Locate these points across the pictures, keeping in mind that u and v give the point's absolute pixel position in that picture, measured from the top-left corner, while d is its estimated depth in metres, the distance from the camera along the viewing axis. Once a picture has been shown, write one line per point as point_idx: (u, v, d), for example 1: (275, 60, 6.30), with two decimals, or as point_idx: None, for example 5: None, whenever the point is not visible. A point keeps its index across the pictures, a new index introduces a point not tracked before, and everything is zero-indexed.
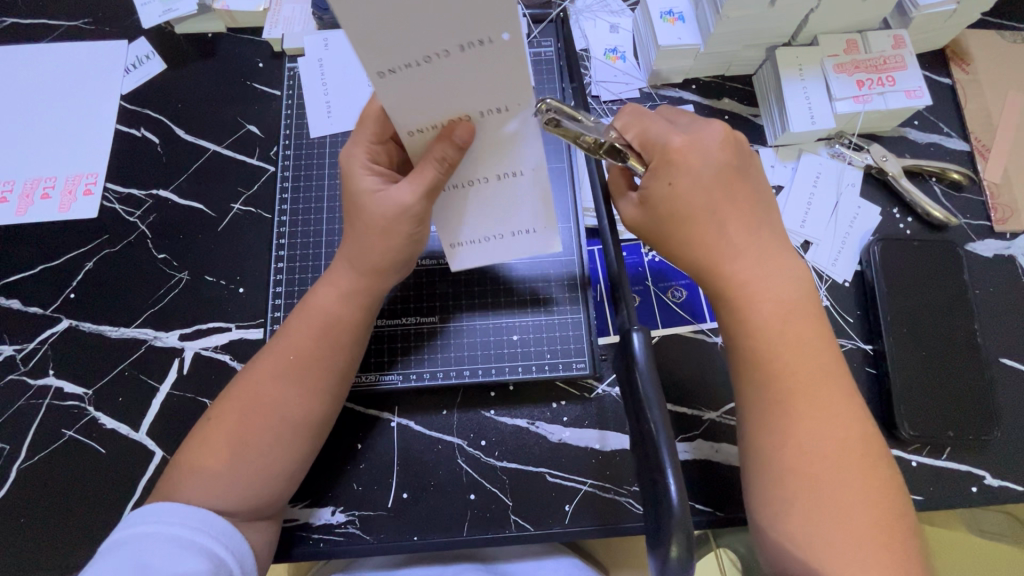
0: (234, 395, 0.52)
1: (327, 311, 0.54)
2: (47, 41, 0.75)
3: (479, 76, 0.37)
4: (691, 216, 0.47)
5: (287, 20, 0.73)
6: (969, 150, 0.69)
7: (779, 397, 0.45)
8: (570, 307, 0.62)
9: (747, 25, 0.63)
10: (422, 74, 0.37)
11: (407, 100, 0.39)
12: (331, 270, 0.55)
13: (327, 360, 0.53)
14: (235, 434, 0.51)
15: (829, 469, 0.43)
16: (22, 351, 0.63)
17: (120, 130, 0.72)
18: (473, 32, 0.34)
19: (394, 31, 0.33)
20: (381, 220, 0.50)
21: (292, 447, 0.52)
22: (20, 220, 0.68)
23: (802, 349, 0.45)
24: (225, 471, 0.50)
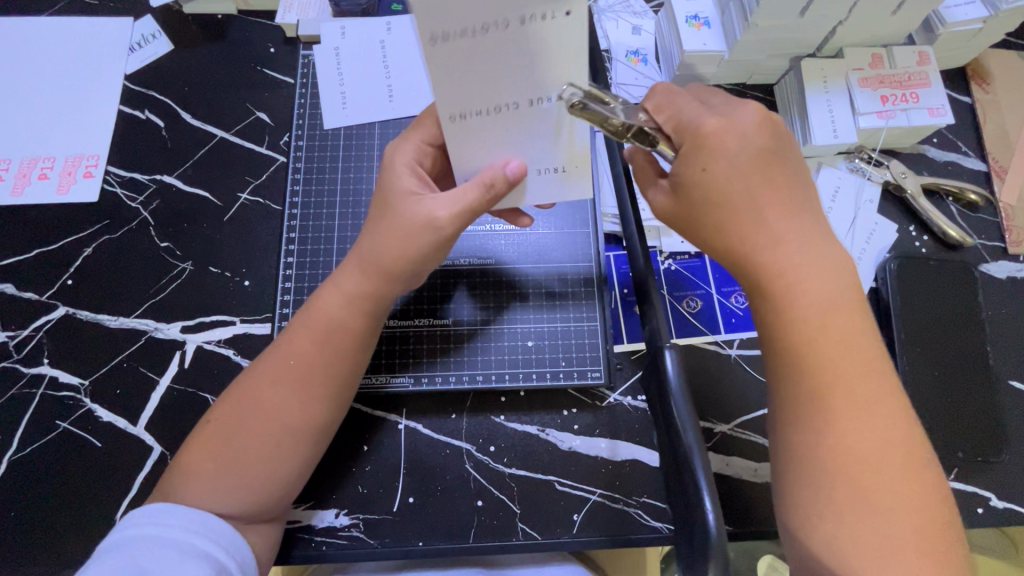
0: (237, 395, 0.51)
1: (331, 315, 0.52)
2: (48, 15, 0.72)
3: (532, 128, 0.43)
4: (719, 223, 0.46)
5: (302, 5, 0.71)
6: (985, 170, 0.69)
7: (819, 398, 0.43)
8: (586, 313, 0.61)
9: (775, 35, 0.63)
10: (487, 121, 0.42)
11: (457, 83, 0.39)
12: (337, 271, 0.53)
13: (332, 361, 0.51)
14: (243, 433, 0.49)
15: (869, 473, 0.41)
16: (16, 339, 0.61)
17: (124, 112, 0.69)
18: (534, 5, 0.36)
19: (471, 80, 0.39)
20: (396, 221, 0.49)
21: (299, 444, 0.50)
22: (17, 201, 0.65)
23: (843, 348, 0.43)
24: (232, 473, 0.48)
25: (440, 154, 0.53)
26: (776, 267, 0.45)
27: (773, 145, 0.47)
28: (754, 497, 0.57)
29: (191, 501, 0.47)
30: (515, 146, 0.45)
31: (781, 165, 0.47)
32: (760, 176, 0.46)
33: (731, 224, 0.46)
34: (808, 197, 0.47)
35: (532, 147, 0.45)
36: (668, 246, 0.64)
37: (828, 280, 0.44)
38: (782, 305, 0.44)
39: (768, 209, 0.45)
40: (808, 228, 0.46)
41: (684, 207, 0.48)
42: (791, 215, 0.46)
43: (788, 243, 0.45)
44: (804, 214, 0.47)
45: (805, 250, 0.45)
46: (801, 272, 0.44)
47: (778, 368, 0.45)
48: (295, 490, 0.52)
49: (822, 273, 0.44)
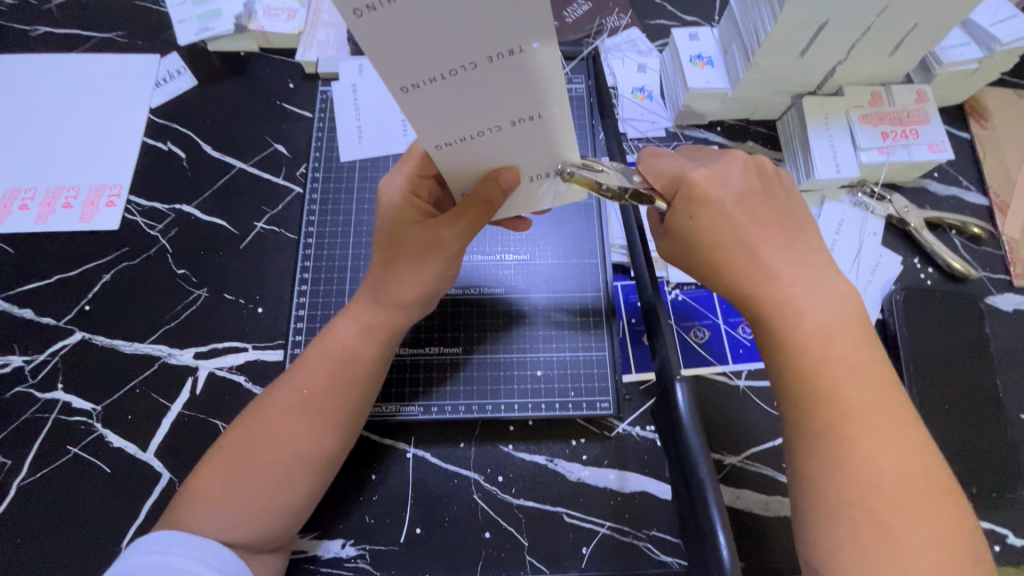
0: (251, 422, 0.51)
1: (346, 345, 0.53)
2: (80, 51, 0.76)
3: (522, 142, 0.40)
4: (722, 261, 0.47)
5: (321, 43, 0.74)
6: (987, 204, 0.70)
7: (833, 426, 0.43)
8: (595, 343, 0.61)
9: (775, 74, 0.65)
10: (471, 147, 0.40)
11: (436, 119, 0.36)
12: (352, 304, 0.55)
13: (343, 390, 0.52)
14: (254, 461, 0.49)
15: (887, 503, 0.41)
16: (32, 363, 0.62)
17: (148, 143, 0.72)
18: (502, 41, 0.32)
19: (446, 115, 0.36)
20: (411, 250, 0.50)
21: (309, 471, 0.51)
22: (40, 228, 0.67)
23: (857, 378, 0.43)
24: (240, 500, 0.48)
25: (435, 181, 0.52)
26: (781, 299, 0.45)
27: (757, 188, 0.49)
28: (767, 531, 0.56)
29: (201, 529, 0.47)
30: (509, 158, 0.42)
31: (783, 202, 0.48)
32: (748, 214, 0.48)
33: (729, 263, 0.47)
34: (815, 232, 0.48)
35: (526, 157, 0.42)
36: (675, 277, 0.65)
37: (837, 312, 0.45)
38: (790, 335, 0.45)
39: (765, 246, 0.47)
40: (810, 261, 0.47)
41: (691, 248, 0.49)
42: (799, 248, 0.47)
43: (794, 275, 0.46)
44: (806, 246, 0.48)
45: (808, 284, 0.46)
46: (806, 303, 0.45)
47: (789, 398, 0.45)
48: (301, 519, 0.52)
49: (828, 303, 0.45)
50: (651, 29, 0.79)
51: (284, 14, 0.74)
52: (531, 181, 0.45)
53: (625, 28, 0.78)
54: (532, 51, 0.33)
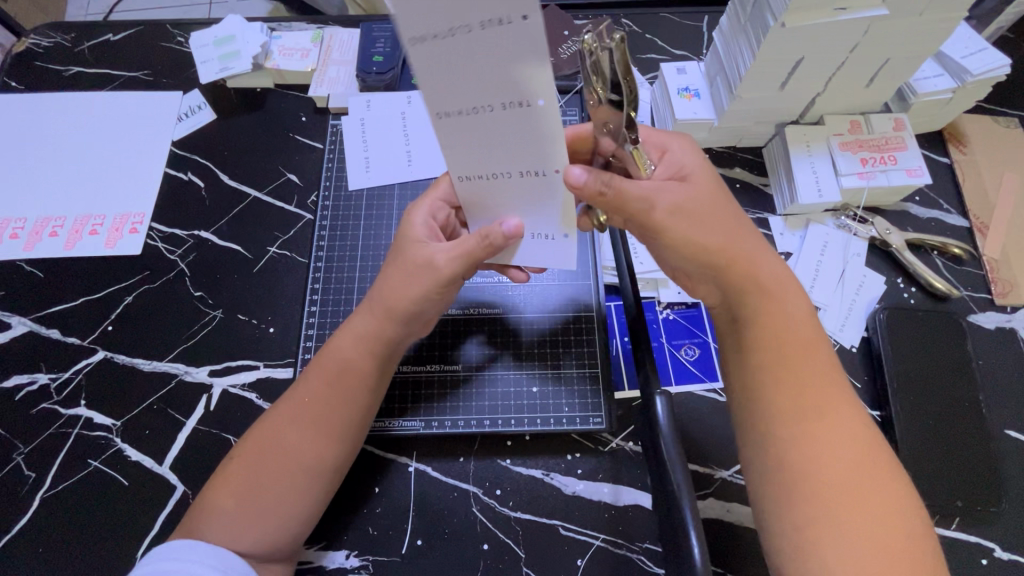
0: (261, 435, 0.54)
1: (342, 355, 0.56)
2: (109, 89, 0.82)
3: (524, 192, 0.48)
4: (685, 245, 0.49)
5: (333, 80, 0.79)
6: (967, 226, 0.73)
7: (779, 388, 0.47)
8: (588, 361, 0.64)
9: (757, 105, 0.69)
10: (484, 183, 0.47)
11: (457, 147, 0.43)
12: (353, 317, 0.58)
13: (344, 401, 0.55)
14: (264, 473, 0.52)
15: (823, 454, 0.44)
16: (57, 381, 0.66)
17: (170, 174, 0.76)
18: (515, 94, 0.37)
19: (479, 154, 0.43)
20: (412, 266, 0.54)
21: (319, 482, 0.54)
22: (68, 254, 0.71)
23: (800, 348, 0.48)
24: (250, 511, 0.51)
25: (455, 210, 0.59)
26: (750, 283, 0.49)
27: (725, 192, 0.52)
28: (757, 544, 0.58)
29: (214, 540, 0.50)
30: (514, 205, 0.50)
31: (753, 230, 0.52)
32: (709, 205, 0.50)
33: (698, 239, 0.49)
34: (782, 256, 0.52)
35: (530, 208, 0.50)
36: (665, 297, 0.68)
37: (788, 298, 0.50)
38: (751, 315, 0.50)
39: (737, 244, 0.50)
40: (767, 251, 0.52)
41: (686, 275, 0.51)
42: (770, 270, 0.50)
43: (770, 295, 0.50)
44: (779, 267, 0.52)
45: (773, 296, 0.50)
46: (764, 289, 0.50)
47: (750, 395, 0.48)
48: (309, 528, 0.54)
49: (780, 288, 0.50)
50: (642, 63, 0.83)
51: (298, 53, 0.80)
52: (532, 237, 0.53)
53: None
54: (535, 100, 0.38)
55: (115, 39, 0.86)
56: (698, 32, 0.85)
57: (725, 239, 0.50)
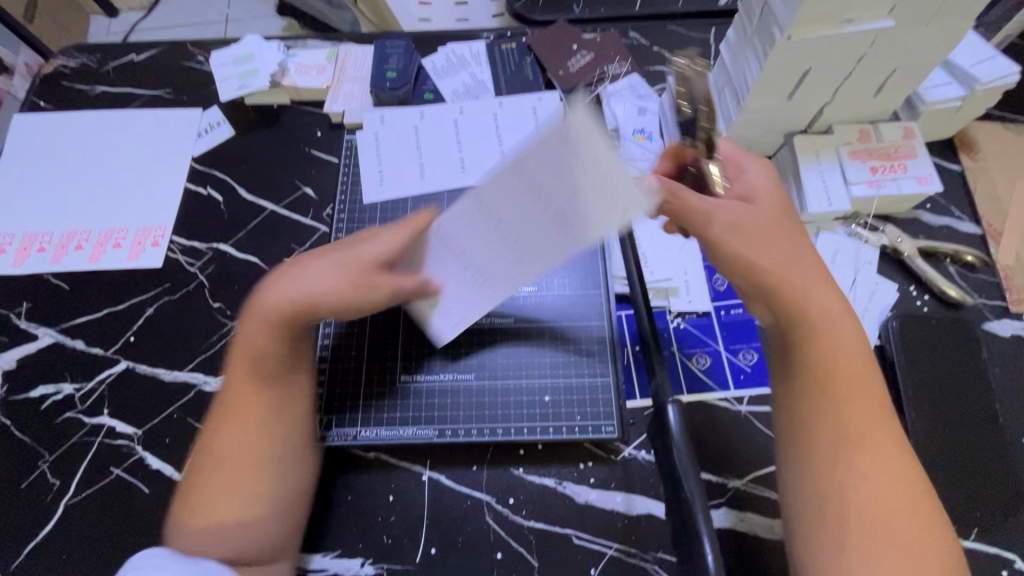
0: (216, 441, 0.54)
1: (255, 345, 0.56)
2: (132, 107, 0.84)
3: (500, 273, 0.55)
4: (739, 262, 0.51)
5: (347, 96, 0.81)
6: (981, 233, 0.73)
7: (823, 415, 0.47)
8: (600, 370, 0.64)
9: (766, 115, 0.69)
10: (480, 243, 0.54)
11: (505, 192, 0.50)
12: (249, 307, 0.58)
13: (280, 391, 0.57)
14: (221, 475, 0.53)
15: (862, 487, 0.44)
16: (81, 391, 0.67)
17: (190, 189, 0.79)
18: (567, 221, 0.48)
19: (513, 212, 0.51)
20: (349, 274, 0.57)
21: (277, 472, 0.54)
22: (93, 266, 0.74)
23: (850, 378, 0.47)
24: (223, 515, 0.52)
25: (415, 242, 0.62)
26: (801, 304, 0.49)
27: (792, 217, 0.53)
28: (770, 554, 0.58)
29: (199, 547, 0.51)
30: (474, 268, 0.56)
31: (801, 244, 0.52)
32: (774, 227, 0.52)
33: (755, 256, 0.50)
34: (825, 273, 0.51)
35: (488, 272, 0.55)
36: (676, 306, 0.69)
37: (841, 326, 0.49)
38: (802, 338, 0.49)
39: (796, 266, 0.50)
40: (820, 272, 0.51)
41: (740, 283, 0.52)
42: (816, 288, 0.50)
43: (824, 321, 0.49)
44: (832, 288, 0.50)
45: (819, 324, 0.49)
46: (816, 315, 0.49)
47: (796, 421, 0.48)
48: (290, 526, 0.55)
49: (835, 314, 0.49)
50: (650, 75, 0.84)
51: (314, 70, 0.82)
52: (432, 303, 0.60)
53: (626, 74, 0.83)
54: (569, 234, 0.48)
55: (138, 59, 0.89)
56: (706, 45, 0.87)
57: (781, 261, 0.50)
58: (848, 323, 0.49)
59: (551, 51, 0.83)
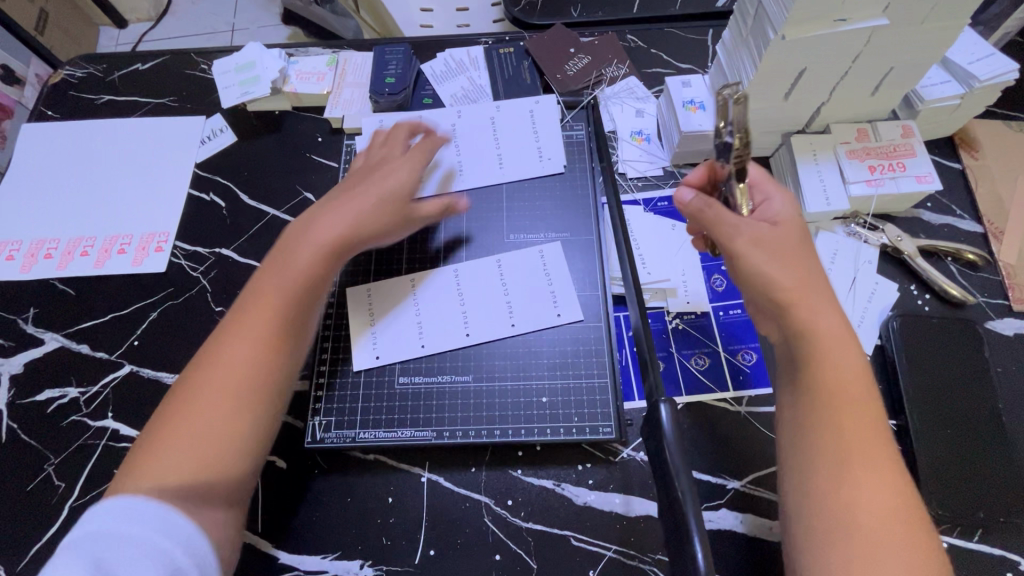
0: (201, 364, 0.52)
1: (299, 261, 0.57)
2: (137, 116, 0.86)
3: (444, 328, 0.66)
4: (760, 280, 0.51)
5: (347, 102, 0.82)
6: (982, 232, 0.72)
7: (825, 429, 0.46)
8: (597, 372, 0.64)
9: (762, 116, 0.69)
10: (441, 302, 0.67)
11: (478, 275, 0.68)
12: (300, 227, 0.60)
13: (296, 332, 0.55)
14: (199, 399, 0.50)
15: (857, 503, 0.43)
16: (86, 394, 0.68)
17: (193, 195, 0.80)
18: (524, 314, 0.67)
19: (483, 291, 0.67)
20: (376, 190, 0.62)
21: (263, 402, 0.52)
22: (98, 272, 0.75)
23: (852, 395, 0.47)
24: (187, 443, 0.48)
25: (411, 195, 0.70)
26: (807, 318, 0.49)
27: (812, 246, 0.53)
28: (770, 555, 0.58)
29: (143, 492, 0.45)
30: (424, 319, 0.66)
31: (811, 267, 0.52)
32: (794, 249, 0.52)
33: (774, 274, 0.50)
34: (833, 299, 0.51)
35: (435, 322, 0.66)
36: (674, 307, 0.69)
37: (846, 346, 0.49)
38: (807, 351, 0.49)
39: (810, 288, 0.50)
40: (828, 295, 0.51)
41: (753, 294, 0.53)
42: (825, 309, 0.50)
43: (829, 337, 0.49)
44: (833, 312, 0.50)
45: (825, 341, 0.49)
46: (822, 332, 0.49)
47: (802, 433, 0.47)
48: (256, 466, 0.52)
49: (840, 334, 0.49)
50: (648, 77, 0.85)
51: (314, 77, 0.83)
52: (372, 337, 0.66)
53: (624, 76, 0.83)
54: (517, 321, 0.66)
55: (143, 68, 0.90)
56: (703, 46, 0.87)
57: (795, 279, 0.50)
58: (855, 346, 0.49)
59: (549, 54, 0.83)
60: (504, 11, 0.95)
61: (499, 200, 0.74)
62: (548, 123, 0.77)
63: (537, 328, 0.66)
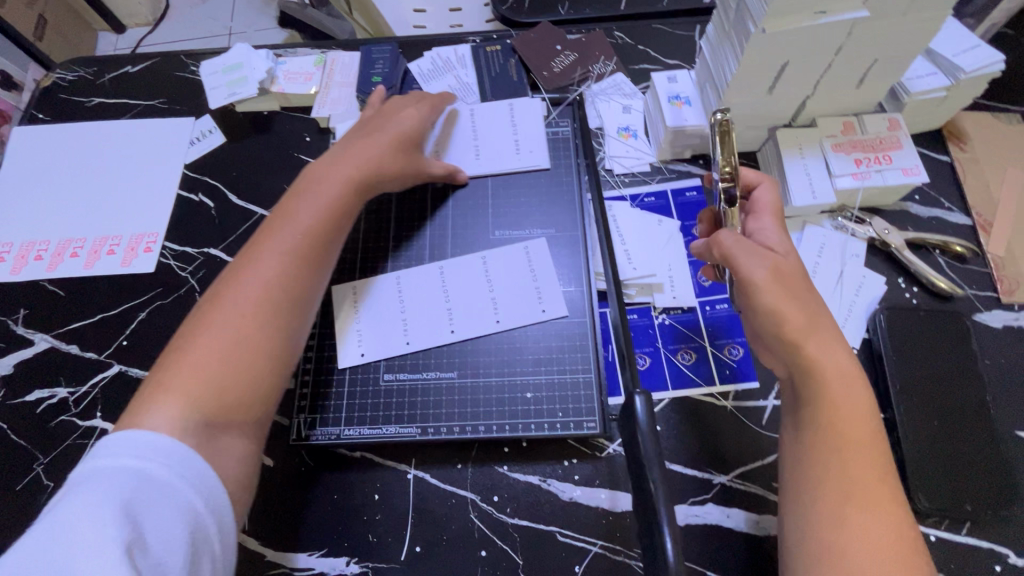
0: (226, 292, 0.53)
1: (319, 200, 0.60)
2: (127, 118, 0.87)
3: (430, 325, 0.66)
4: (769, 313, 0.50)
5: (334, 101, 0.82)
6: (971, 224, 0.72)
7: (826, 464, 0.47)
8: (581, 367, 0.64)
9: (748, 110, 0.69)
10: (429, 300, 0.67)
11: (465, 269, 0.69)
12: (318, 167, 0.63)
13: (312, 279, 0.57)
14: (223, 324, 0.51)
15: (854, 537, 0.43)
16: (75, 394, 0.69)
17: (182, 195, 0.80)
18: (505, 312, 0.66)
19: (468, 290, 0.67)
20: (387, 134, 0.67)
21: (285, 330, 0.53)
22: (87, 273, 0.75)
23: (854, 432, 0.47)
24: (210, 367, 0.49)
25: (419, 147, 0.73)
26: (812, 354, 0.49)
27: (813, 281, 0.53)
28: (756, 550, 0.57)
29: (165, 414, 0.45)
30: (414, 318, 0.66)
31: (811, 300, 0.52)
32: (801, 286, 0.52)
33: (780, 307, 0.50)
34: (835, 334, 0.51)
35: (422, 320, 0.66)
36: (660, 302, 0.68)
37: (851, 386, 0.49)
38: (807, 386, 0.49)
39: (816, 324, 0.50)
40: (831, 332, 0.51)
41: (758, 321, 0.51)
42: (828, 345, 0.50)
43: (830, 375, 0.49)
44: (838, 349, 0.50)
45: (832, 380, 0.49)
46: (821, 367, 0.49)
47: (802, 467, 0.48)
48: (277, 393, 0.53)
49: (843, 371, 0.49)
50: (635, 73, 0.85)
51: (302, 77, 0.83)
52: (358, 334, 0.66)
53: (611, 73, 0.83)
54: (498, 319, 0.66)
55: (134, 70, 0.91)
56: (691, 42, 0.87)
57: (807, 316, 0.50)
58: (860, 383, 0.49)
59: (535, 51, 0.83)
60: (493, 9, 0.95)
61: (485, 198, 0.74)
62: (527, 116, 0.78)
63: (521, 322, 0.66)
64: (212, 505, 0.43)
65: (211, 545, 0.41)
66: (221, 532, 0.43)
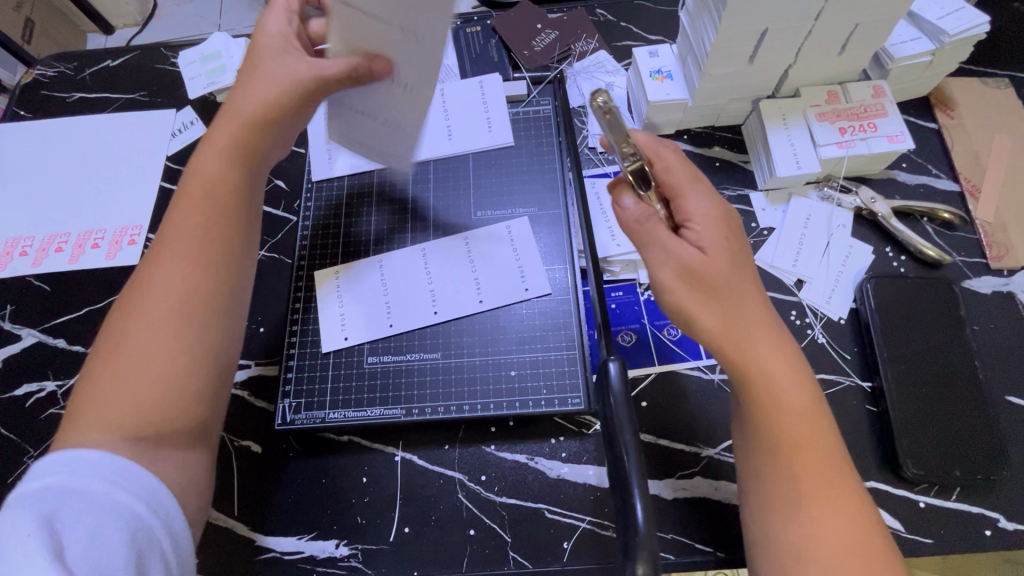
0: (136, 280, 0.50)
1: (223, 156, 0.56)
2: (108, 112, 0.86)
3: (411, 305, 0.66)
4: (677, 313, 0.49)
5: None
6: (959, 190, 0.71)
7: (784, 473, 0.45)
8: (565, 343, 0.64)
9: (730, 82, 0.68)
10: (410, 280, 0.67)
11: (442, 249, 0.68)
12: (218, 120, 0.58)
13: (237, 242, 0.54)
14: (142, 308, 0.49)
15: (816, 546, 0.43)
16: (63, 388, 0.69)
17: (165, 187, 0.80)
18: (487, 291, 0.66)
19: (445, 270, 0.67)
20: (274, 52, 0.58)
21: (212, 297, 0.51)
22: (72, 268, 0.75)
23: (807, 435, 0.46)
24: (137, 354, 0.47)
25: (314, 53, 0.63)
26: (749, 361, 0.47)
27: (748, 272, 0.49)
28: None
29: (112, 404, 0.45)
30: (394, 297, 0.66)
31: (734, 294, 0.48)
32: (723, 284, 0.48)
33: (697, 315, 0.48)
34: (773, 332, 0.48)
35: (404, 299, 0.66)
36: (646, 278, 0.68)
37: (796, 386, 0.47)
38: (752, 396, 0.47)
39: (739, 324, 0.48)
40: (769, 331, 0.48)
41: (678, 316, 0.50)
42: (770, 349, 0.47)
43: (777, 383, 0.47)
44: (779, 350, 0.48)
45: (767, 387, 0.47)
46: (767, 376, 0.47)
47: (759, 478, 0.47)
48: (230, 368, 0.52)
49: (787, 371, 0.47)
50: (617, 51, 0.84)
51: None
52: (341, 317, 0.66)
53: (593, 51, 0.82)
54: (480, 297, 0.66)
55: (114, 65, 0.90)
56: (673, 18, 0.86)
57: (725, 319, 0.48)
58: (800, 376, 0.47)
59: (516, 32, 0.82)
60: None
61: (467, 181, 0.73)
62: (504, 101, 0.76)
63: (504, 301, 0.66)
64: (155, 510, 0.44)
65: (160, 546, 0.43)
66: (170, 534, 0.44)
